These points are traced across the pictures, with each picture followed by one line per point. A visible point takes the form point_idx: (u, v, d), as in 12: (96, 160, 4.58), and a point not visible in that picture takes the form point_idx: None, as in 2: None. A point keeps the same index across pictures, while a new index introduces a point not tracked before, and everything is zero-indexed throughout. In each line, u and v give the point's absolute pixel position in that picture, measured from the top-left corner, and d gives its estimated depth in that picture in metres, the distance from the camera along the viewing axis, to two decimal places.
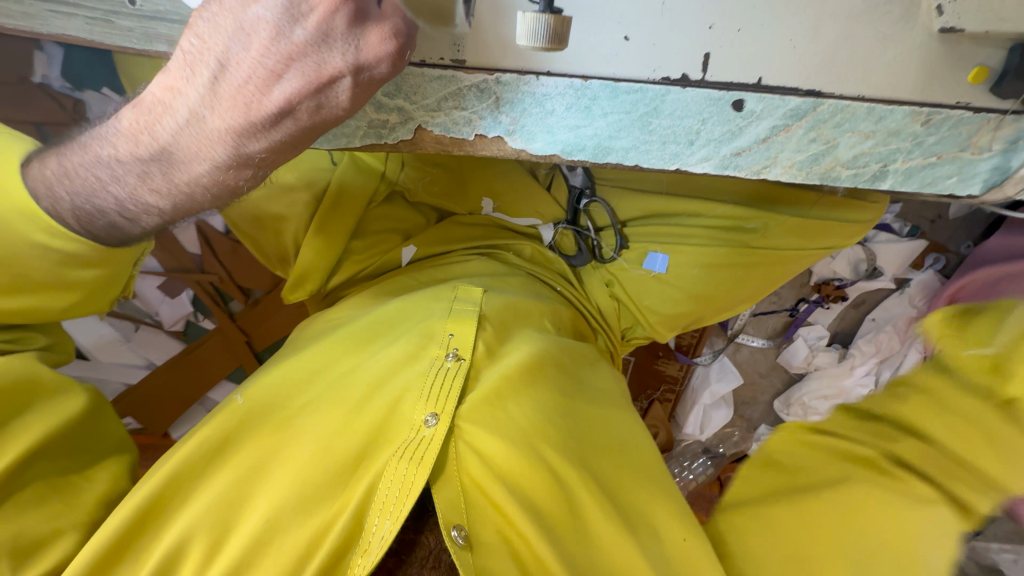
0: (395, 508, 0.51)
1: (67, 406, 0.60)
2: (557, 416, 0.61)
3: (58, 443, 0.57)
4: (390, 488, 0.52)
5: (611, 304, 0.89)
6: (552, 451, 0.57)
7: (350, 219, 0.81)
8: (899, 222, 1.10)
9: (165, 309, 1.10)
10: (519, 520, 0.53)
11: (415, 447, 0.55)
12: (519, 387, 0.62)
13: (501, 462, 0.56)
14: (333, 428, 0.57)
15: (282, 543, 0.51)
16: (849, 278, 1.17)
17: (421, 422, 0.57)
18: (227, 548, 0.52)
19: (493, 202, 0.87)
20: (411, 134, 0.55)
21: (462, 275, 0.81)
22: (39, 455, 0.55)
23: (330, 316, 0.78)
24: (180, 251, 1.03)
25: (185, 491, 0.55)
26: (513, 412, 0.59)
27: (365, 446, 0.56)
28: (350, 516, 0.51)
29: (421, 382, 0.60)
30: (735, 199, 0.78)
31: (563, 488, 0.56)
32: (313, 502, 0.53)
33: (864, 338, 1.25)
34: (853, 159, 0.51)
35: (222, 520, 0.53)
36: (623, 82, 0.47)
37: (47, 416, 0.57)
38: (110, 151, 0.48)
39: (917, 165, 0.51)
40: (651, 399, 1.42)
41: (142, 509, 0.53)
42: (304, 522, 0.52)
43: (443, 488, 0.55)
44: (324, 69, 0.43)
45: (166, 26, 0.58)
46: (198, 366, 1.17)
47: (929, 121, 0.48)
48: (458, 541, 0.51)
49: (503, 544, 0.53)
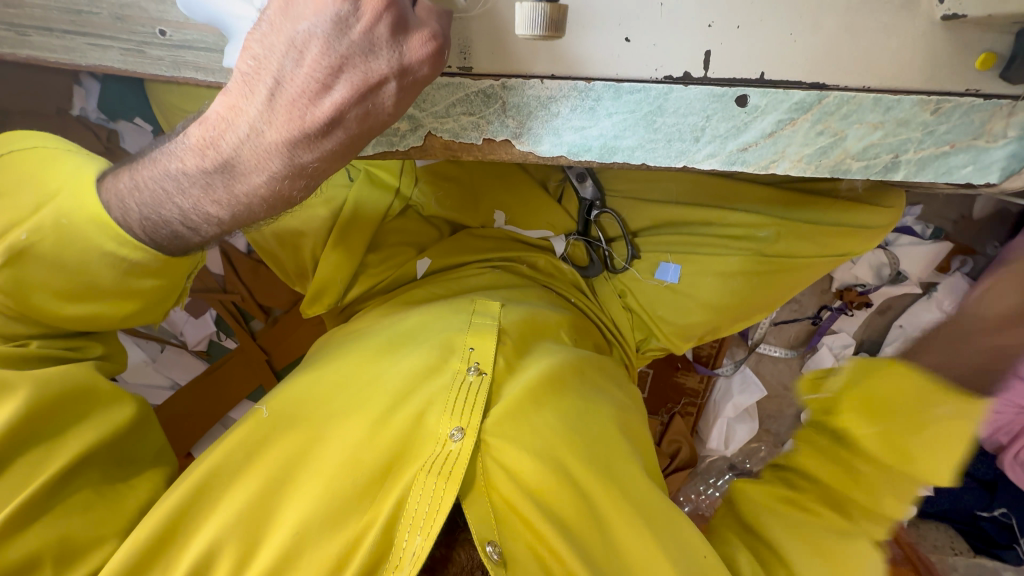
0: (427, 523, 0.51)
1: (117, 415, 0.60)
2: (585, 427, 0.61)
3: (105, 453, 0.58)
4: (420, 503, 0.53)
5: (624, 315, 0.88)
6: (577, 464, 0.57)
7: (367, 234, 0.83)
8: (921, 224, 1.11)
9: (189, 330, 1.15)
10: (550, 535, 0.53)
11: (442, 461, 0.55)
12: (541, 399, 0.61)
13: (526, 473, 0.56)
14: (361, 441, 0.57)
15: (314, 554, 0.52)
16: (872, 283, 1.16)
17: (446, 436, 0.57)
18: (258, 562, 0.52)
19: (505, 214, 0.88)
20: (421, 141, 0.56)
21: (475, 288, 0.82)
22: (86, 463, 0.56)
23: (348, 331, 0.78)
24: (204, 273, 1.09)
25: (211, 501, 0.56)
26: (537, 425, 0.59)
27: (391, 460, 0.57)
28: (380, 530, 0.52)
29: (446, 395, 0.60)
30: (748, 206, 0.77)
31: (586, 501, 0.56)
32: (344, 514, 0.54)
33: (893, 345, 1.19)
34: (863, 151, 0.51)
35: (253, 534, 0.54)
36: (626, 82, 0.48)
37: (99, 424, 0.58)
38: (177, 165, 0.50)
39: (929, 155, 0.51)
40: (672, 412, 1.33)
41: (172, 523, 0.53)
42: (331, 536, 0.53)
43: (473, 502, 0.54)
44: (370, 75, 0.45)
45: (195, 53, 0.61)
46: (217, 386, 1.17)
47: (939, 110, 0.48)
48: (492, 556, 0.50)
49: (532, 555, 0.53)
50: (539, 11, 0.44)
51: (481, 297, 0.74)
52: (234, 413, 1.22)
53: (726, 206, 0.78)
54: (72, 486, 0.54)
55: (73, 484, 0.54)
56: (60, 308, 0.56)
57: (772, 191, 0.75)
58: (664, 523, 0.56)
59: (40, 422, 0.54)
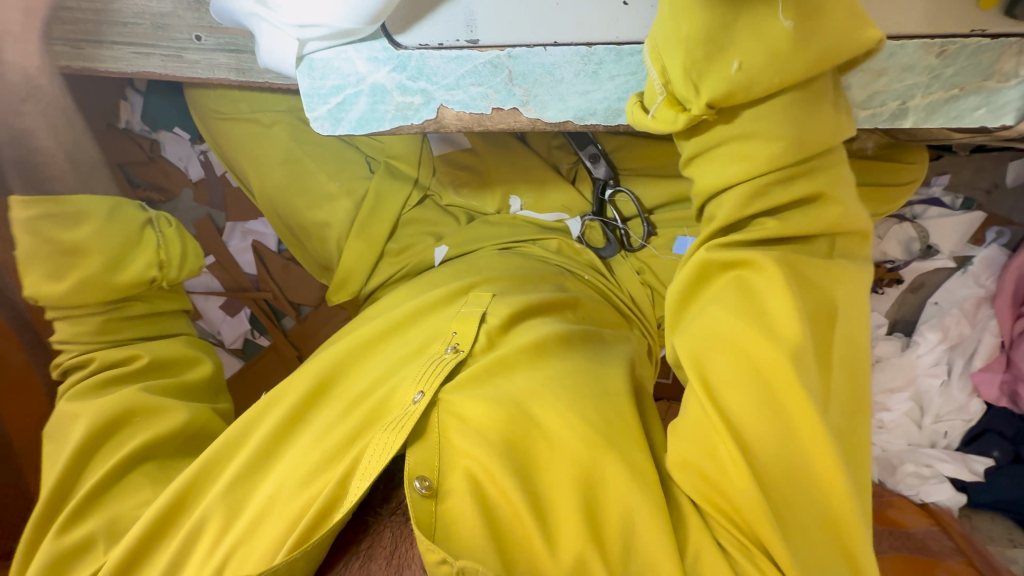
0: (374, 467, 0.54)
1: (175, 414, 0.68)
2: (562, 380, 0.60)
3: (159, 447, 0.67)
4: (373, 455, 0.55)
5: (644, 292, 0.86)
6: (540, 416, 0.57)
7: (388, 223, 0.87)
8: (950, 194, 1.08)
9: (226, 329, 1.20)
10: (501, 476, 0.53)
11: (400, 418, 0.57)
12: (512, 363, 0.62)
13: (481, 422, 0.56)
14: (337, 414, 0.63)
15: (283, 507, 0.57)
16: (901, 260, 1.12)
17: (410, 400, 0.59)
18: (239, 519, 0.59)
19: (520, 199, 0.90)
20: (435, 114, 0.57)
21: (486, 269, 0.80)
22: (143, 456, 0.66)
23: (362, 314, 0.79)
24: (236, 269, 1.15)
25: (216, 471, 0.63)
26: (500, 385, 0.60)
27: (359, 426, 0.60)
28: (334, 484, 0.56)
29: (417, 371, 0.63)
30: None
31: (548, 445, 0.55)
32: (314, 472, 0.58)
33: (928, 323, 1.16)
34: (869, 99, 0.51)
35: (236, 491, 0.60)
36: (626, 45, 0.51)
37: (149, 427, 0.67)
38: None
39: (938, 100, 0.51)
40: None
41: (172, 500, 0.60)
42: (300, 492, 0.57)
43: (420, 445, 0.56)
44: None
45: (227, 55, 0.67)
46: (253, 385, 1.20)
47: (944, 53, 0.48)
48: (420, 490, 0.52)
49: (472, 491, 0.53)
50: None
51: (479, 287, 0.75)
52: None
53: None
54: (131, 467, 0.65)
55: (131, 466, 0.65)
56: (66, 277, 0.68)
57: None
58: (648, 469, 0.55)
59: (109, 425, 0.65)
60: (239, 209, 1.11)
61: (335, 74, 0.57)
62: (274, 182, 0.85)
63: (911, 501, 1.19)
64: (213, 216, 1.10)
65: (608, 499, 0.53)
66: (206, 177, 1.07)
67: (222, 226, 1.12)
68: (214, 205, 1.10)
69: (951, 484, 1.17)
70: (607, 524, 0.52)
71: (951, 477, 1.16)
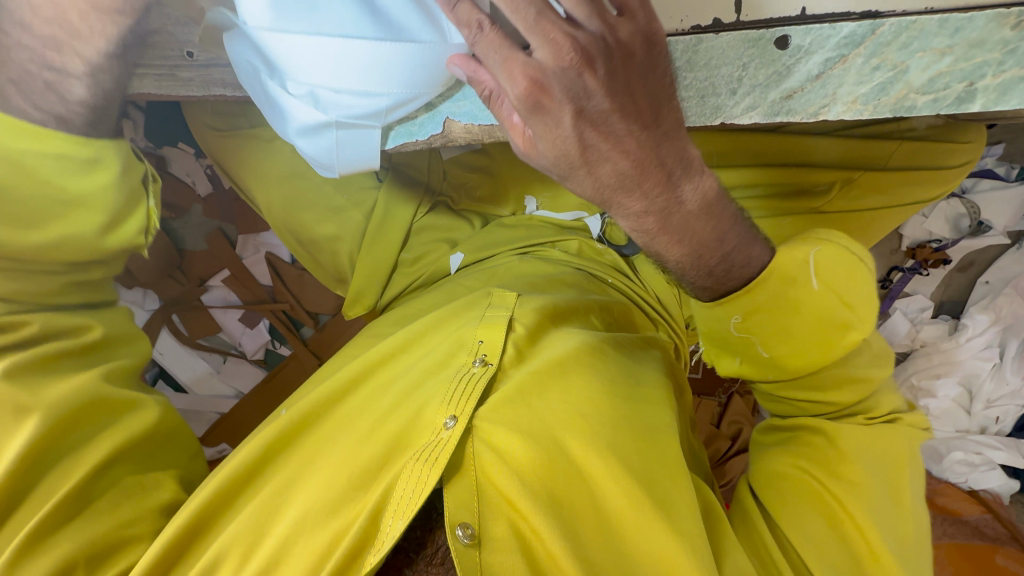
0: (410, 505, 0.49)
1: (143, 417, 0.60)
2: (600, 411, 0.57)
3: (132, 448, 0.58)
4: (406, 488, 0.50)
5: (671, 293, 0.82)
6: (577, 443, 0.54)
7: (398, 232, 0.84)
8: (1004, 165, 0.97)
9: (247, 340, 1.20)
10: (531, 514, 0.50)
11: (432, 449, 0.52)
12: (547, 381, 0.58)
13: (522, 460, 0.52)
14: (360, 436, 0.56)
15: (304, 544, 0.50)
16: (949, 238, 1.04)
17: (442, 424, 0.54)
18: (259, 550, 0.51)
19: (536, 200, 0.87)
20: (441, 128, 0.54)
21: (504, 278, 0.76)
22: (114, 461, 0.56)
23: (373, 331, 0.75)
24: (253, 284, 1.14)
25: (233, 500, 0.55)
26: (540, 408, 0.56)
27: (387, 451, 0.54)
28: (364, 518, 0.49)
29: (445, 388, 0.57)
30: (814, 161, 0.72)
31: (588, 484, 0.53)
32: (336, 504, 0.51)
33: (979, 305, 1.09)
34: (930, 83, 0.45)
35: (249, 526, 0.52)
36: None
37: (112, 435, 0.56)
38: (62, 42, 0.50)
39: (1012, 78, 0.44)
40: (730, 392, 1.23)
41: (182, 530, 0.52)
42: (323, 524, 0.50)
43: (455, 486, 0.52)
44: (490, 90, 0.44)
45: (221, 70, 0.60)
46: (279, 391, 1.22)
47: (1021, 24, 0.41)
48: (462, 540, 0.48)
49: (513, 538, 0.50)
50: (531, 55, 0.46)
51: (499, 288, 0.71)
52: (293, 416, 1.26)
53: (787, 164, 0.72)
54: (107, 478, 0.54)
55: (110, 477, 0.55)
56: (40, 239, 0.54)
57: (846, 143, 0.71)
58: (677, 495, 0.54)
59: (56, 436, 0.53)
60: (248, 222, 1.09)
61: (350, 139, 0.55)
62: (279, 198, 0.83)
63: (959, 489, 1.13)
64: (225, 229, 1.09)
65: (643, 543, 0.51)
66: (214, 191, 1.05)
67: (235, 240, 1.10)
68: (224, 219, 1.08)
69: (1003, 470, 1.11)
70: (637, 568, 0.51)
71: (1004, 464, 1.10)
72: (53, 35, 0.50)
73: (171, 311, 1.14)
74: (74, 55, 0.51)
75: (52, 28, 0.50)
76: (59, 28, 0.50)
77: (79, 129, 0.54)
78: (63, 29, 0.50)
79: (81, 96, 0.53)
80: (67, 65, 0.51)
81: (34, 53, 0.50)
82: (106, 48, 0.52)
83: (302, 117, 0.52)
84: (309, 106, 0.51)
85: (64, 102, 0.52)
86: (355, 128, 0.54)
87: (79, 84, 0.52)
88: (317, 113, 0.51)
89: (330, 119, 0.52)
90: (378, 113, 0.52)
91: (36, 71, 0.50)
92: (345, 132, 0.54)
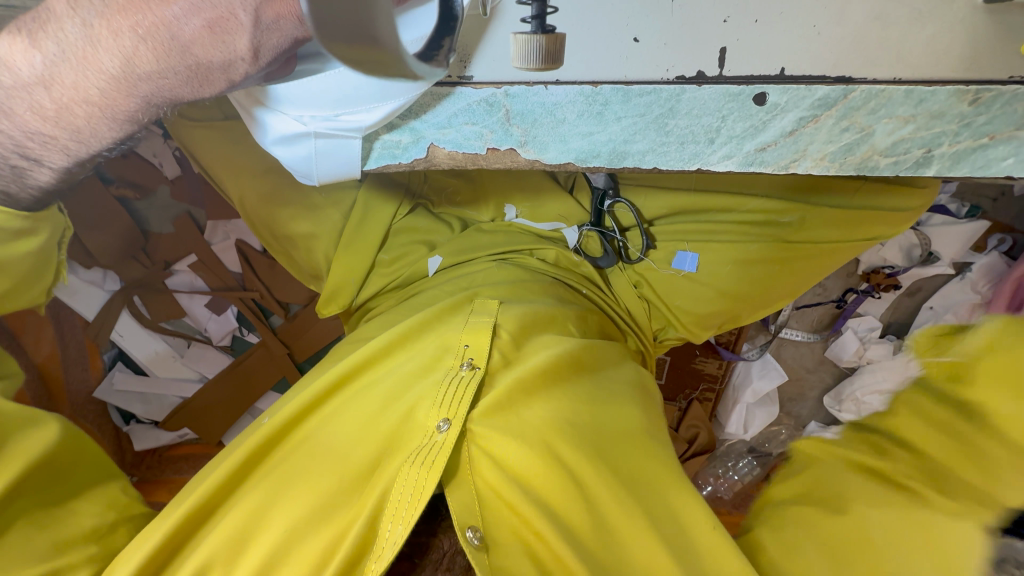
0: (407, 513, 0.49)
1: (49, 434, 0.57)
2: (575, 421, 0.59)
3: (41, 473, 0.55)
4: (403, 493, 0.50)
5: (641, 307, 0.84)
6: (566, 449, 0.56)
7: (376, 232, 0.83)
8: (956, 202, 1.01)
9: (213, 325, 1.17)
10: (533, 517, 0.51)
11: (426, 451, 0.53)
12: (530, 392, 0.60)
13: (522, 469, 0.54)
14: (354, 437, 0.57)
15: (303, 549, 0.51)
16: (901, 266, 1.05)
17: (434, 428, 0.55)
18: (250, 553, 0.51)
19: (516, 209, 0.86)
20: (424, 154, 0.53)
21: (479, 283, 0.77)
22: (18, 492, 0.52)
23: (356, 336, 0.76)
24: (222, 270, 1.11)
25: (228, 499, 0.57)
26: (526, 416, 0.58)
27: (380, 454, 0.56)
28: (364, 522, 0.50)
29: (435, 391, 0.58)
30: (769, 191, 0.75)
31: (578, 489, 0.54)
32: (330, 510, 0.53)
33: (922, 328, 1.11)
34: (892, 147, 0.47)
35: (239, 530, 0.52)
36: (635, 85, 0.46)
37: (16, 456, 0.53)
38: (11, 110, 0.45)
39: (965, 149, 0.47)
40: (690, 399, 1.27)
41: (179, 524, 0.53)
42: (320, 532, 0.51)
43: (457, 491, 0.53)
44: None
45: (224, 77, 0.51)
46: (245, 379, 1.20)
47: (978, 100, 0.44)
48: (473, 541, 0.48)
49: (519, 545, 0.51)
50: (535, 43, 0.42)
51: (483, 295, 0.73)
52: (262, 404, 1.25)
53: (746, 192, 0.76)
54: (13, 511, 0.52)
55: (15, 511, 0.52)
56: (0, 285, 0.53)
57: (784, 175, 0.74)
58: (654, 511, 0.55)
59: None
60: (219, 209, 1.05)
61: (330, 150, 0.54)
62: (255, 192, 0.80)
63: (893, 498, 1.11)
64: (193, 213, 1.06)
65: (637, 547, 0.52)
66: (183, 174, 1.01)
67: (204, 224, 1.07)
68: (194, 202, 1.04)
69: None
70: None
71: None
72: (43, 132, 0.46)
73: (132, 293, 1.10)
74: (58, 150, 0.47)
75: (45, 126, 0.46)
76: (58, 128, 0.46)
77: (25, 206, 0.50)
78: (64, 130, 0.46)
79: (45, 181, 0.49)
80: (44, 157, 0.47)
81: (11, 140, 0.46)
82: (99, 148, 0.49)
83: (282, 126, 0.53)
84: (290, 118, 0.52)
85: (20, 182, 0.49)
86: (335, 138, 0.53)
87: (48, 173, 0.49)
88: (297, 126, 0.52)
89: (309, 130, 0.52)
90: (358, 129, 0.51)
91: (6, 154, 0.46)
92: (324, 143, 0.53)
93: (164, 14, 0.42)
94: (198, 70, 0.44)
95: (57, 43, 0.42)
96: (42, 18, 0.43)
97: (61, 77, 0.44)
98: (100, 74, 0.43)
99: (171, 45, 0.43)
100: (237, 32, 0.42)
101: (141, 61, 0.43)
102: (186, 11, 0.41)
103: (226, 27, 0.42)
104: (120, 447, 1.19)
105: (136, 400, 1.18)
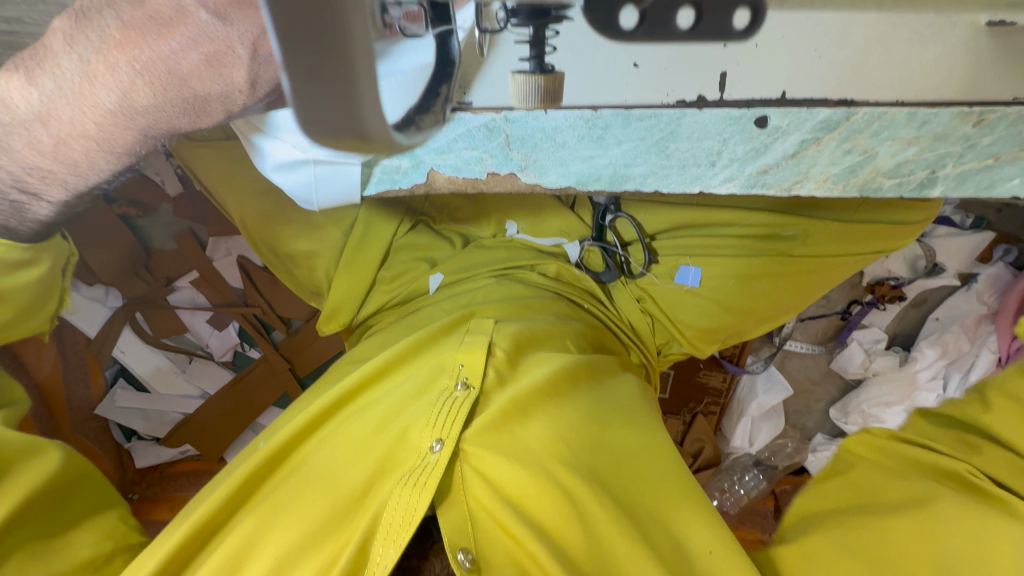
0: (399, 535, 0.49)
1: (50, 460, 0.57)
2: (575, 439, 0.58)
3: (42, 500, 0.55)
4: (395, 513, 0.50)
5: (644, 321, 0.84)
6: (563, 470, 0.55)
7: (377, 249, 0.83)
8: (960, 213, 0.99)
9: (215, 341, 1.17)
10: (530, 543, 0.50)
11: (419, 473, 0.53)
12: (530, 408, 0.59)
13: (518, 492, 0.54)
14: (349, 460, 0.57)
15: None
16: (906, 277, 1.04)
17: (427, 448, 0.55)
18: None
19: (517, 224, 0.86)
20: (425, 178, 0.54)
21: (479, 300, 0.77)
22: (18, 521, 0.53)
23: (356, 355, 0.75)
24: (223, 286, 1.11)
25: (224, 524, 0.56)
26: (523, 435, 0.57)
27: (371, 478, 0.55)
28: (352, 551, 0.49)
29: (428, 411, 0.57)
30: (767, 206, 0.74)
31: (575, 509, 0.53)
32: (321, 536, 0.52)
33: (928, 339, 1.10)
34: (895, 168, 0.49)
35: (231, 558, 0.52)
36: (635, 109, 0.45)
37: (15, 485, 0.53)
38: (11, 148, 0.45)
39: (970, 170, 0.48)
40: (694, 412, 1.26)
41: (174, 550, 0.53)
42: (313, 557, 0.51)
43: (448, 511, 0.53)
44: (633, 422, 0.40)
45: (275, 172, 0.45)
46: (247, 394, 1.20)
47: (982, 122, 0.44)
48: (464, 564, 0.49)
49: (513, 567, 0.51)
50: (533, 84, 0.40)
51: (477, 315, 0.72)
52: (264, 419, 1.25)
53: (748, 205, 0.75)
54: (12, 541, 0.51)
55: (14, 541, 0.52)
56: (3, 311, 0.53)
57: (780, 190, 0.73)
58: (657, 537, 0.54)
59: None
60: (220, 225, 1.05)
61: (329, 175, 0.54)
62: (256, 211, 0.80)
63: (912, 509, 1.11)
64: (196, 230, 1.06)
65: None
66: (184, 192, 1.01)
67: (206, 241, 1.07)
68: (196, 219, 1.04)
69: None
70: None
71: None
72: (41, 166, 0.46)
73: (134, 309, 1.10)
74: (57, 184, 0.48)
75: (43, 160, 0.46)
76: (57, 163, 0.46)
77: (25, 238, 0.51)
78: (62, 164, 0.47)
79: (45, 214, 0.50)
80: (44, 191, 0.48)
81: (11, 176, 0.47)
82: (97, 180, 0.49)
83: (279, 153, 0.54)
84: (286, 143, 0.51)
85: (20, 215, 0.50)
86: (333, 164, 0.52)
87: (47, 206, 0.50)
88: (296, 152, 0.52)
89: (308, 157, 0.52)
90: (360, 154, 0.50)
91: (5, 190, 0.47)
92: (324, 169, 0.53)
93: (160, 48, 0.40)
94: (195, 102, 0.43)
95: (53, 79, 0.42)
96: (39, 55, 0.43)
97: (58, 113, 0.44)
98: (97, 109, 0.43)
99: (167, 79, 0.41)
100: (234, 65, 0.39)
101: (138, 95, 0.42)
102: (183, 45, 0.39)
103: (223, 61, 0.39)
104: (120, 464, 1.19)
105: (138, 417, 1.18)
